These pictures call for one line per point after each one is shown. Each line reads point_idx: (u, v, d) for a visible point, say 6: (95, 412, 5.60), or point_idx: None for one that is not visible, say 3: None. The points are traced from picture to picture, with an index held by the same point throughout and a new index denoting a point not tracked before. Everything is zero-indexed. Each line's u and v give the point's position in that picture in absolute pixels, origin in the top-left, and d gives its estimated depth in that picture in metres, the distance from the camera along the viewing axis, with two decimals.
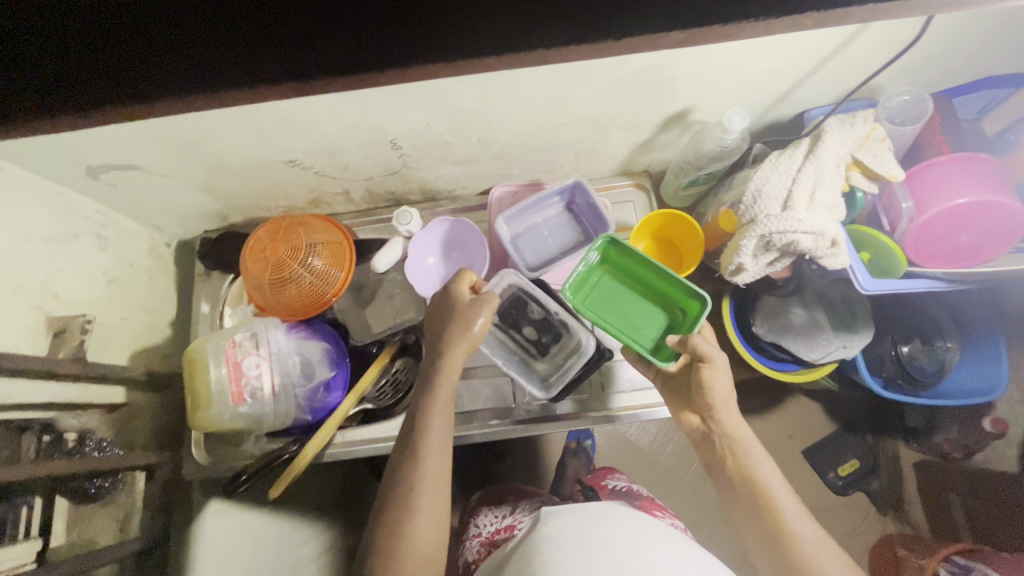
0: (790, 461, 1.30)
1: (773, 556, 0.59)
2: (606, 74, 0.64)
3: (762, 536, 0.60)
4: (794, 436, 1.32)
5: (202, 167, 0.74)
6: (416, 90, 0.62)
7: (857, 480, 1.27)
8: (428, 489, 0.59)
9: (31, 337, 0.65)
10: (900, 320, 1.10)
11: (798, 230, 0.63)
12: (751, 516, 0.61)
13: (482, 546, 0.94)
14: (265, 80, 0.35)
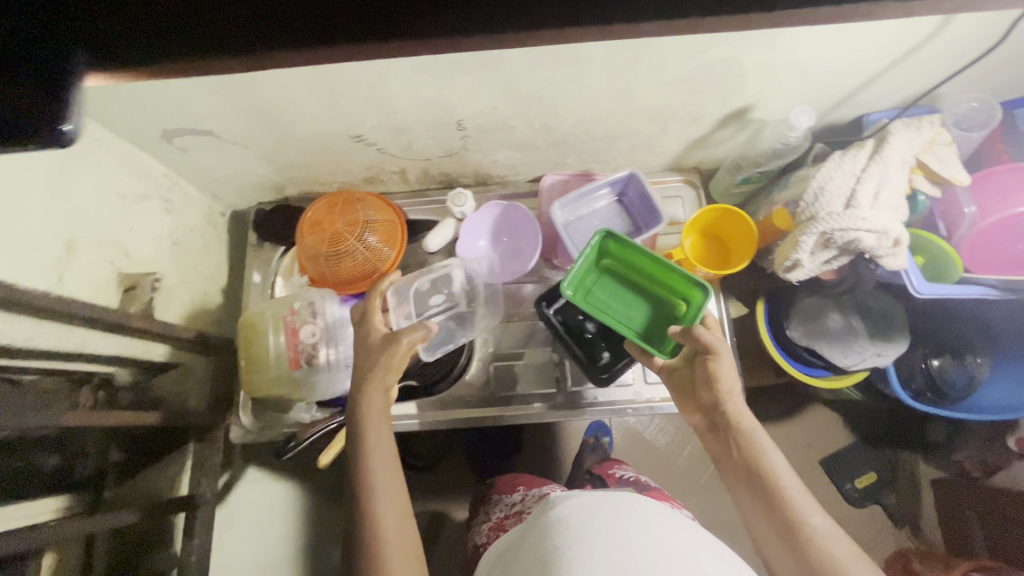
0: (808, 470, 1.28)
1: (781, 545, 0.56)
2: (678, 63, 0.65)
3: (766, 523, 0.57)
4: (811, 445, 1.29)
5: (272, 137, 0.76)
6: (493, 69, 0.63)
7: (875, 493, 1.25)
8: (380, 468, 0.62)
9: (104, 290, 0.67)
10: (931, 334, 1.10)
11: (863, 228, 0.64)
12: (756, 503, 0.59)
13: (492, 531, 0.94)
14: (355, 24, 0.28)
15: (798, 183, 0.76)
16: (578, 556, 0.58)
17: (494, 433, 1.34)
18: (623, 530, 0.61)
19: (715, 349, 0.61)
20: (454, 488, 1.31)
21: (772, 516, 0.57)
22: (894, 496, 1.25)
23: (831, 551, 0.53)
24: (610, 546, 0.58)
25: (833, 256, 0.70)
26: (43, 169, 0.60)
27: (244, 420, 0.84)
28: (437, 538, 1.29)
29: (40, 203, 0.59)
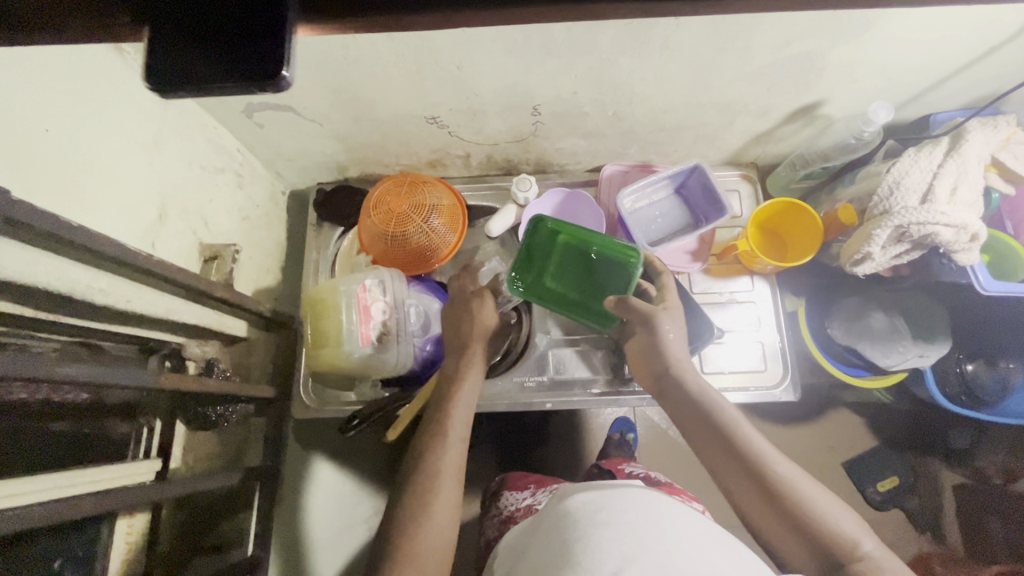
0: (830, 471, 1.27)
1: (754, 487, 0.60)
2: (763, 54, 0.66)
3: (738, 470, 0.62)
4: (833, 447, 1.28)
5: (349, 115, 0.77)
6: (584, 53, 0.64)
7: (896, 496, 1.24)
8: (458, 438, 0.66)
9: (187, 258, 0.68)
10: (965, 336, 1.08)
11: (941, 222, 0.65)
12: (722, 455, 0.63)
13: (503, 524, 0.96)
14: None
15: (866, 179, 0.77)
16: (588, 549, 0.58)
17: (519, 425, 1.34)
18: (635, 525, 0.61)
19: (652, 314, 0.70)
20: (478, 478, 1.31)
21: (742, 462, 0.61)
22: (915, 500, 1.24)
23: (801, 488, 0.59)
24: (621, 539, 0.59)
25: (904, 250, 0.71)
26: (141, 134, 0.60)
27: (305, 398, 0.85)
28: (457, 529, 1.28)
29: (137, 168, 0.60)
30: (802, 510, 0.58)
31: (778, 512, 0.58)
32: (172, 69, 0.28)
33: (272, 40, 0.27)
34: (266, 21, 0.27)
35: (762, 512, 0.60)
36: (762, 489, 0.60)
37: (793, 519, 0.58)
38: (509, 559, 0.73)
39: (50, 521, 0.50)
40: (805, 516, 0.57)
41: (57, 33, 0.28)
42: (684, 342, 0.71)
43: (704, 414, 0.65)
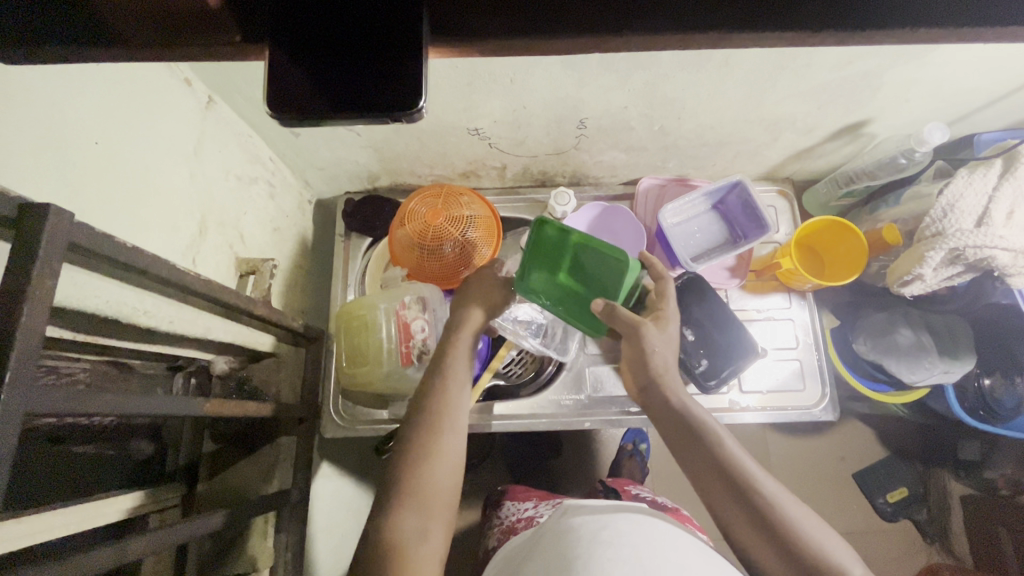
0: (841, 482, 1.26)
1: (734, 501, 0.57)
2: (821, 73, 0.65)
3: (723, 487, 0.57)
4: (846, 458, 1.28)
5: (390, 125, 0.74)
6: (644, 69, 0.63)
7: (907, 508, 1.24)
8: (458, 400, 0.61)
9: (225, 275, 0.66)
10: (985, 350, 1.04)
11: (998, 246, 0.65)
12: (703, 466, 0.59)
13: (502, 535, 0.92)
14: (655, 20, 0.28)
15: (914, 199, 0.76)
16: (588, 564, 0.57)
17: (530, 435, 1.31)
18: (638, 547, 0.60)
19: (638, 321, 0.66)
20: (488, 490, 1.28)
21: (723, 473, 0.58)
22: (924, 511, 1.23)
23: (782, 504, 0.56)
24: (624, 559, 0.58)
25: (955, 272, 0.71)
26: (181, 145, 0.57)
27: (337, 417, 0.83)
28: (465, 542, 1.25)
29: (179, 180, 0.57)
30: (782, 527, 0.54)
31: (758, 528, 0.55)
32: (295, 96, 0.26)
33: (406, 72, 0.26)
34: (401, 47, 0.25)
35: (740, 526, 0.56)
36: (743, 504, 0.56)
37: (773, 536, 0.54)
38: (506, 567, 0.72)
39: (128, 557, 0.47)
40: (786, 534, 0.54)
41: (173, 55, 0.26)
42: (669, 349, 0.67)
43: (690, 424, 0.61)
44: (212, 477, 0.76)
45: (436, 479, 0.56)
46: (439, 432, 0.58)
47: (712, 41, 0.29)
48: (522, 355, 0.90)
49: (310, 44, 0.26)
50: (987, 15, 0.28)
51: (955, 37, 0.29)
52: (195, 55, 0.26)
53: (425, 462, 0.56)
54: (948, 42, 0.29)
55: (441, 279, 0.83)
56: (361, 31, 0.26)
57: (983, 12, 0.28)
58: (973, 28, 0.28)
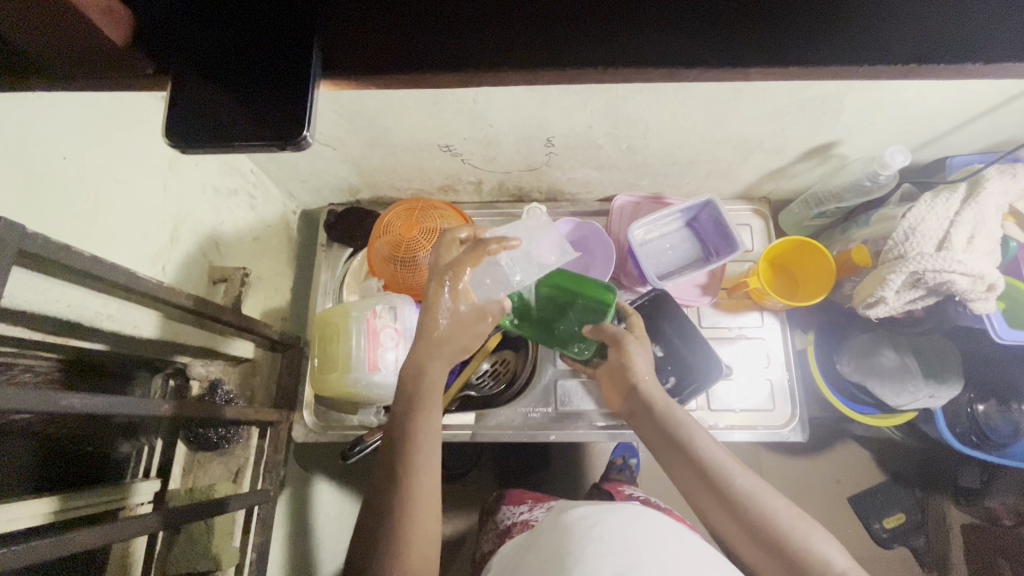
0: (836, 506, 1.23)
1: (732, 516, 0.57)
2: (779, 98, 0.66)
3: (727, 516, 0.57)
4: (841, 481, 1.25)
5: (364, 141, 0.77)
6: (601, 92, 0.64)
7: (903, 535, 1.20)
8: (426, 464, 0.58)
9: (196, 282, 0.69)
10: (974, 374, 1.02)
11: (957, 271, 0.64)
12: (690, 480, 0.59)
13: (499, 538, 0.93)
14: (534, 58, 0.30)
15: (882, 221, 0.76)
16: (581, 562, 0.59)
17: (519, 447, 1.32)
18: (630, 543, 0.61)
19: (619, 339, 0.68)
20: (476, 500, 1.29)
21: (708, 484, 0.58)
22: (922, 538, 1.20)
23: (786, 524, 0.55)
24: (615, 552, 0.60)
25: (919, 295, 0.70)
26: (157, 158, 0.61)
27: (309, 422, 0.85)
28: (453, 552, 1.26)
29: (151, 192, 0.60)
30: (772, 532, 0.55)
31: (749, 533, 0.56)
32: (193, 127, 0.29)
33: (295, 107, 0.28)
34: (290, 88, 0.28)
35: (735, 534, 0.57)
36: (731, 511, 0.57)
37: (766, 542, 0.55)
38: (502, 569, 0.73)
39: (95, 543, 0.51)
40: (778, 539, 0.54)
41: (95, 78, 0.29)
42: (649, 362, 0.68)
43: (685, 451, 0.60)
44: (182, 479, 0.76)
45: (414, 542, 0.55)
46: (410, 502, 0.56)
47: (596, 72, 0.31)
48: (495, 368, 0.92)
49: (218, 78, 0.29)
50: (857, 47, 0.29)
51: (831, 69, 0.30)
52: (120, 78, 0.29)
53: (401, 537, 0.55)
54: (828, 73, 0.31)
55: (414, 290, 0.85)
56: (256, 68, 0.29)
57: (861, 46, 0.29)
58: (844, 61, 0.30)
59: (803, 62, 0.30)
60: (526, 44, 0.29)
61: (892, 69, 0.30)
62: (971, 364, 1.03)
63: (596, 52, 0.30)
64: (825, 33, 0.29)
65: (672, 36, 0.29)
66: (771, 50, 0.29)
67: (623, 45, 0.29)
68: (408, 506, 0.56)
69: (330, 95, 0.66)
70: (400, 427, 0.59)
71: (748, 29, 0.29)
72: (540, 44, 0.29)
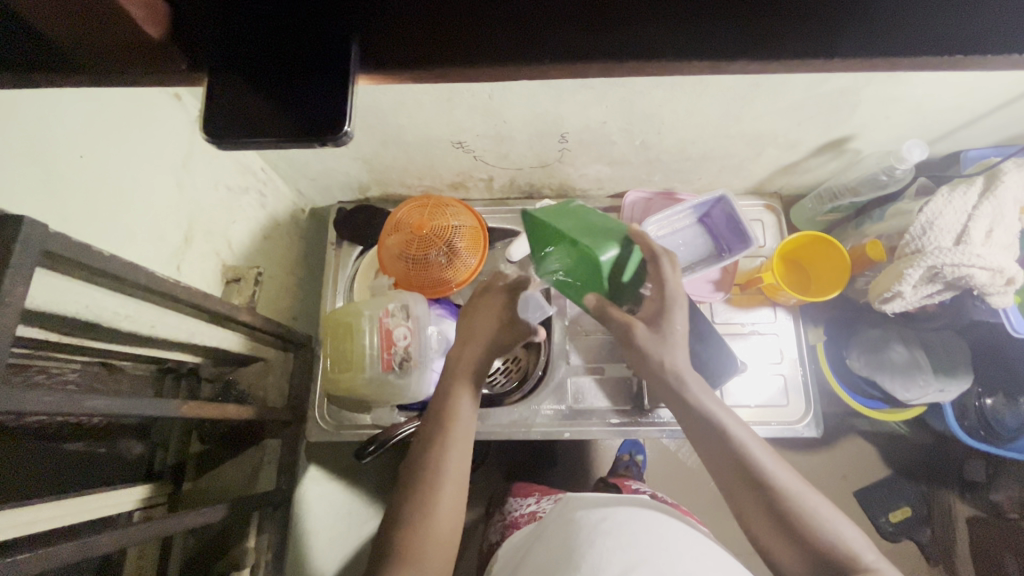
0: (843, 501, 1.23)
1: (765, 512, 0.56)
2: (796, 91, 0.66)
3: (760, 512, 0.57)
4: (847, 475, 1.25)
5: (375, 138, 0.77)
6: (618, 88, 0.64)
7: (909, 529, 1.20)
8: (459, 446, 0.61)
9: (211, 280, 0.68)
10: (985, 369, 1.02)
11: (976, 265, 0.64)
12: (740, 488, 0.58)
13: (506, 529, 0.92)
14: (564, 54, 0.29)
15: (897, 215, 0.76)
16: (588, 555, 0.60)
17: (526, 444, 1.32)
18: (636, 537, 0.62)
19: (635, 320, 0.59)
20: (483, 498, 1.29)
21: (753, 491, 0.57)
22: (928, 531, 1.20)
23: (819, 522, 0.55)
24: (622, 548, 0.60)
25: (935, 290, 0.70)
26: (171, 156, 0.60)
27: (322, 422, 0.83)
28: (459, 549, 1.25)
29: (166, 191, 0.59)
30: (807, 530, 0.55)
31: (783, 531, 0.55)
32: (228, 122, 0.28)
33: (334, 101, 0.28)
34: (328, 84, 0.28)
35: (765, 531, 0.57)
36: (767, 510, 0.56)
37: (795, 535, 0.55)
38: (508, 563, 0.74)
39: (114, 546, 0.50)
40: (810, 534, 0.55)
41: (128, 78, 0.29)
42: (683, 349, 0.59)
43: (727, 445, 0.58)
44: (196, 478, 0.77)
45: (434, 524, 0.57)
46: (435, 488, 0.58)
47: (631, 65, 0.30)
48: (507, 364, 0.92)
49: (251, 71, 0.28)
50: (895, 40, 0.29)
51: (867, 63, 0.30)
52: (152, 75, 0.29)
53: (425, 522, 0.57)
54: (862, 67, 0.30)
55: (425, 287, 0.84)
56: (295, 61, 0.28)
57: (898, 39, 0.28)
58: (881, 55, 0.29)
59: (841, 56, 0.29)
60: (570, 39, 0.29)
61: (937, 61, 0.30)
62: (982, 359, 1.03)
63: (632, 44, 0.29)
64: (876, 25, 0.28)
65: (715, 29, 0.29)
66: (815, 43, 0.29)
67: (658, 34, 0.29)
68: (430, 504, 0.57)
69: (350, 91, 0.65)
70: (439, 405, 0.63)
71: (780, 19, 0.28)
72: (587, 37, 0.29)
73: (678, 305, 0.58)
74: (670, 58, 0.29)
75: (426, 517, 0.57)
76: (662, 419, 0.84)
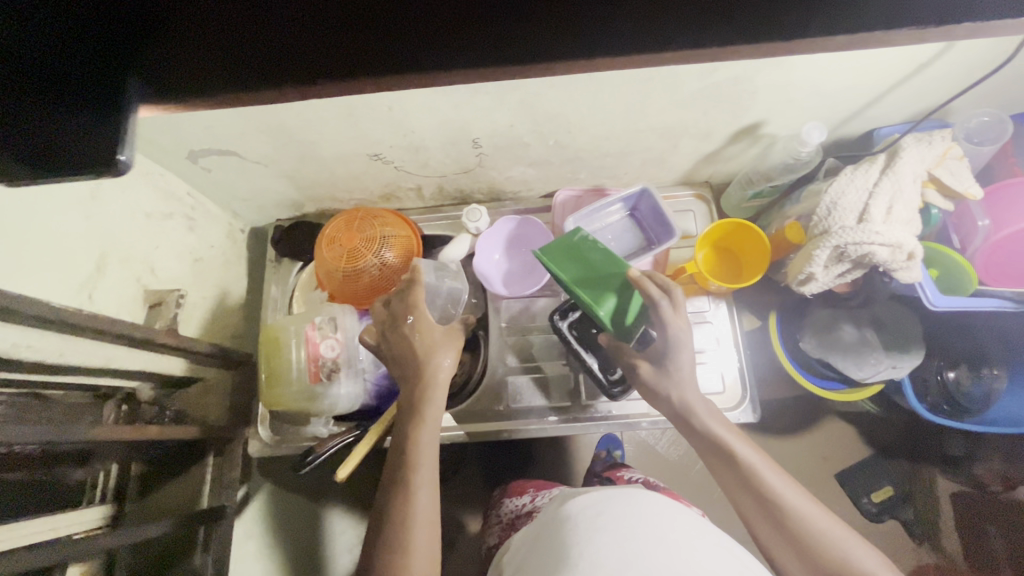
0: (822, 482, 1.23)
1: (767, 520, 0.60)
2: (690, 82, 0.67)
3: (763, 521, 0.61)
4: (828, 457, 1.24)
5: (294, 156, 0.78)
6: (511, 90, 0.65)
7: (892, 507, 1.19)
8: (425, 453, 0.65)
9: (131, 307, 0.70)
10: (942, 343, 1.02)
11: (876, 242, 0.64)
12: (745, 498, 0.62)
13: (504, 531, 0.94)
14: (367, 70, 0.30)
15: (810, 197, 0.76)
16: (585, 552, 0.57)
17: (505, 446, 1.32)
18: (635, 529, 0.60)
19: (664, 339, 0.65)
20: (463, 503, 1.29)
21: (756, 500, 0.61)
22: (910, 509, 1.19)
23: (816, 526, 0.58)
24: (621, 543, 0.58)
25: (846, 269, 0.71)
26: (78, 188, 0.62)
27: (264, 436, 0.86)
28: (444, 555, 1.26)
29: (73, 222, 0.61)
30: (805, 536, 0.58)
31: (782, 534, 0.59)
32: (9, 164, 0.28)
33: (110, 130, 0.29)
34: (103, 115, 0.29)
35: (769, 537, 0.61)
36: (768, 518, 0.60)
37: (793, 539, 0.58)
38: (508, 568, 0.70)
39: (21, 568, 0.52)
40: (808, 539, 0.57)
41: None
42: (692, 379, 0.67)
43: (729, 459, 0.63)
44: (141, 498, 0.78)
45: (413, 527, 0.60)
46: (410, 497, 0.62)
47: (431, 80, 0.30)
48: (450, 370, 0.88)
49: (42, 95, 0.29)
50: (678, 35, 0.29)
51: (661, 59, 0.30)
52: None
53: (403, 523, 0.61)
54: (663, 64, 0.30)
55: (358, 298, 0.86)
56: (77, 95, 0.29)
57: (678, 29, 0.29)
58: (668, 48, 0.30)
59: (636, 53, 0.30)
60: (359, 52, 0.30)
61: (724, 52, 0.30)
62: (937, 334, 1.03)
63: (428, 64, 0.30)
64: (658, 20, 0.29)
65: (502, 51, 0.29)
66: (610, 41, 0.29)
67: (451, 54, 0.30)
68: (407, 507, 0.61)
69: (251, 113, 0.67)
70: (403, 424, 0.67)
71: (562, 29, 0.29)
72: (377, 53, 0.30)
73: (681, 346, 0.65)
74: (464, 66, 0.30)
75: (403, 522, 0.61)
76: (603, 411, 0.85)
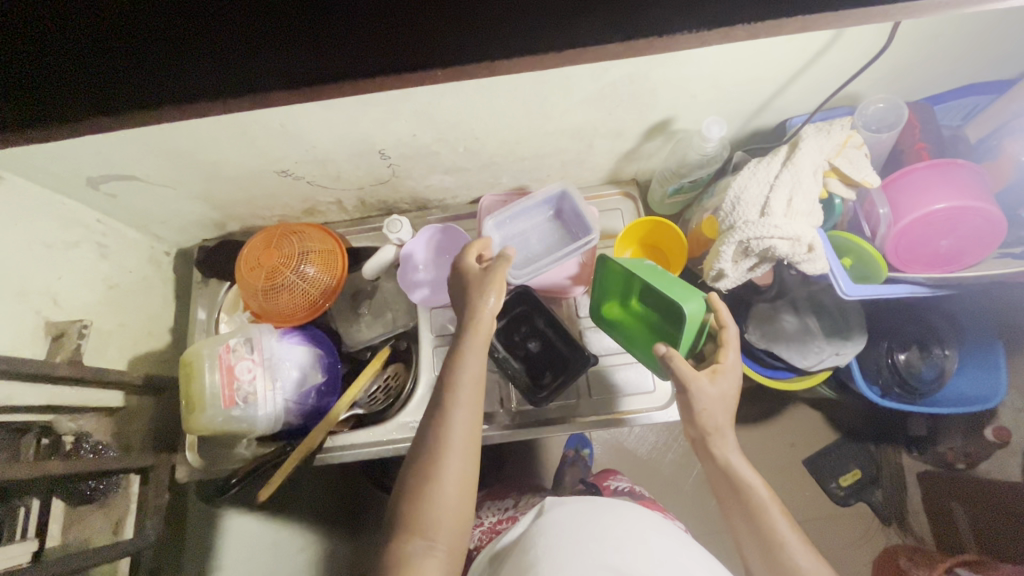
0: (791, 470, 1.20)
1: (764, 560, 0.58)
2: (585, 83, 0.66)
3: (760, 560, 0.58)
4: (796, 443, 1.22)
5: (200, 176, 0.77)
6: (400, 100, 0.64)
7: (858, 491, 1.16)
8: (464, 425, 0.57)
9: (32, 340, 0.69)
10: (889, 326, 1.01)
11: (775, 236, 0.63)
12: (750, 532, 0.59)
13: (484, 534, 0.83)
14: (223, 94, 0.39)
15: (722, 191, 0.76)
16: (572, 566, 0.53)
17: None
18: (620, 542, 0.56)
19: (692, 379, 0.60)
20: None
21: (758, 538, 0.58)
22: (878, 493, 1.16)
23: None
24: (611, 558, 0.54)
25: (756, 263, 0.70)
26: None
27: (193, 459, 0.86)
28: None
29: None
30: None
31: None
32: None
33: None
34: None
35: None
36: (767, 560, 0.58)
37: None
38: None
39: None
40: None
41: None
42: (721, 406, 0.61)
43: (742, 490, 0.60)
44: (61, 535, 0.72)
45: (440, 505, 0.53)
46: (440, 470, 0.54)
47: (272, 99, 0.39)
48: (385, 382, 0.88)
49: None
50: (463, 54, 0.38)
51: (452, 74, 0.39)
52: None
53: (430, 498, 0.53)
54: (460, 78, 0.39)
55: (280, 317, 0.85)
56: None
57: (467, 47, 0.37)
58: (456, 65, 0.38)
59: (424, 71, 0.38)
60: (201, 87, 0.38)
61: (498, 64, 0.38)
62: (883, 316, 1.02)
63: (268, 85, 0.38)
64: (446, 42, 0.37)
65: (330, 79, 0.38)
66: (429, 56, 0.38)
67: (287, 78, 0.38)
68: (433, 486, 0.54)
69: (138, 136, 0.65)
70: (444, 380, 0.59)
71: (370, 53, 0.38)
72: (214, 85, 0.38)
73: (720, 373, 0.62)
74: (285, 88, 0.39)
75: (429, 500, 0.53)
76: (545, 415, 0.84)
